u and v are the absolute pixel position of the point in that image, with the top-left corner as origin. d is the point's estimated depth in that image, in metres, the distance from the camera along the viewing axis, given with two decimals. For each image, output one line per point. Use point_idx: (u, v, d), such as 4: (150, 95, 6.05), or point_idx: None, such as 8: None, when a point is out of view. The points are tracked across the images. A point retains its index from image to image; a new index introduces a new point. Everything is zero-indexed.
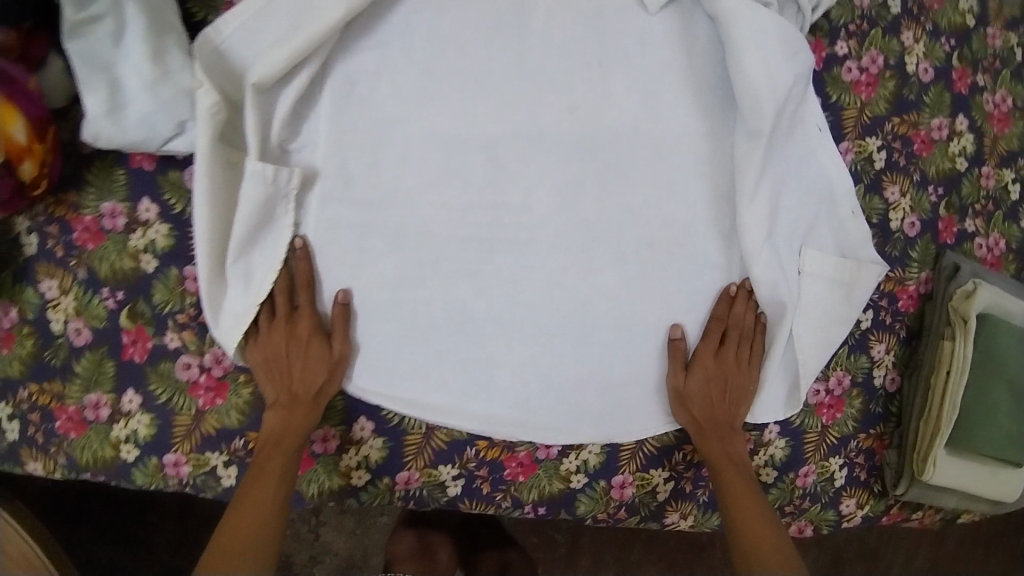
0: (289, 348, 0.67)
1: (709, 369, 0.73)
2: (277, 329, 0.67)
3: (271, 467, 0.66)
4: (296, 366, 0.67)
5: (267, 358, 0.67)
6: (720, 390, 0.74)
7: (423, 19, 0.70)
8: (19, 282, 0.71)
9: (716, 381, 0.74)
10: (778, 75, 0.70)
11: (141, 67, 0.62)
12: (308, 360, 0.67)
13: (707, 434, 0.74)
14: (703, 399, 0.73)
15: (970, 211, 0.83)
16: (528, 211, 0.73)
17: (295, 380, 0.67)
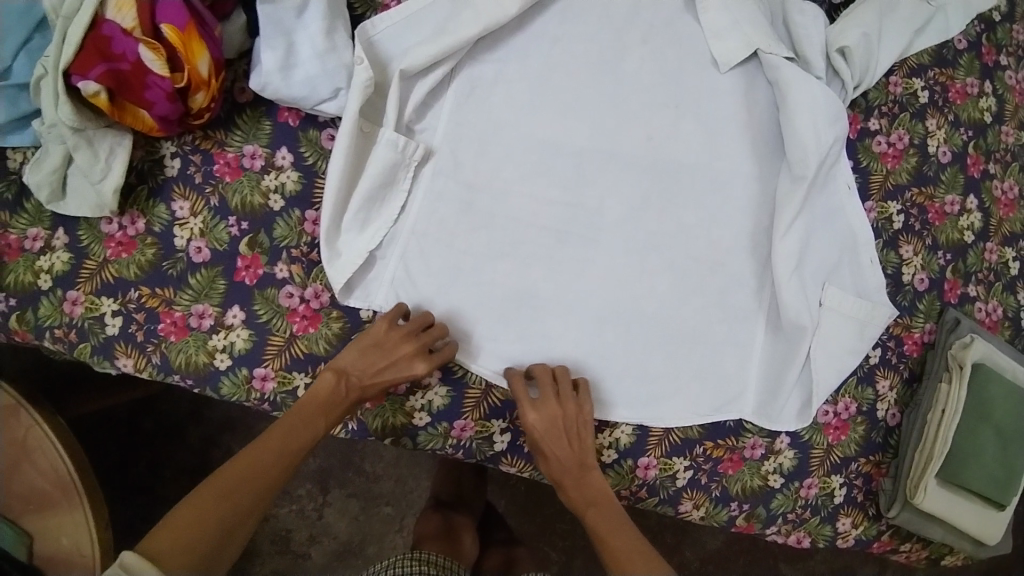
0: (382, 361, 0.76)
1: (552, 408, 0.78)
2: (404, 341, 0.76)
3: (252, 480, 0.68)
4: (382, 373, 0.76)
5: (367, 353, 0.76)
6: (568, 426, 0.78)
7: (539, 44, 0.85)
8: (154, 197, 0.82)
9: (551, 418, 0.77)
10: (823, 133, 0.83)
11: (316, 39, 0.77)
12: (393, 372, 0.76)
13: (567, 473, 0.78)
14: (546, 434, 0.77)
15: (973, 278, 0.97)
16: (601, 214, 0.85)
17: (367, 385, 0.76)
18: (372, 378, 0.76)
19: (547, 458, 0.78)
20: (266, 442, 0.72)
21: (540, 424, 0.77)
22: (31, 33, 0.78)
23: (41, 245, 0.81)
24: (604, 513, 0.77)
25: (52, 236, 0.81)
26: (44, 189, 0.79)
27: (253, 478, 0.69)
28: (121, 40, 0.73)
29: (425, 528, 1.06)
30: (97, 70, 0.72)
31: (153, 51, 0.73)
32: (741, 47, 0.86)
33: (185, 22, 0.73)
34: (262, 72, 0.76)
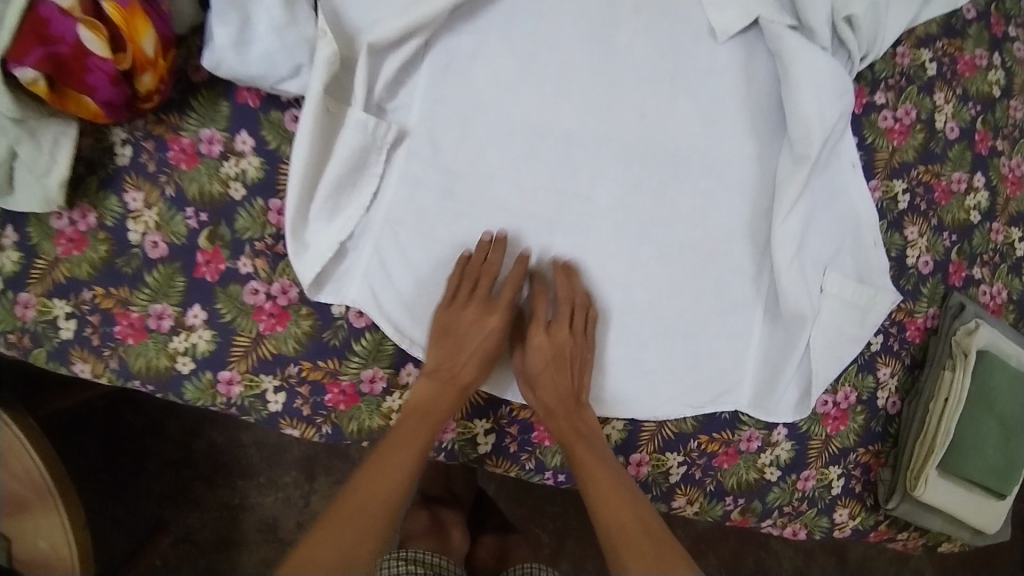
0: (468, 326, 0.75)
1: (564, 337, 0.76)
2: (467, 305, 0.75)
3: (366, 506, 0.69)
4: (469, 342, 0.75)
5: (448, 325, 0.75)
6: (569, 362, 0.77)
7: (522, 14, 0.78)
8: (105, 188, 0.75)
9: (560, 344, 0.76)
10: (828, 108, 0.78)
11: (273, 10, 0.69)
12: (479, 340, 0.75)
13: (560, 403, 0.76)
14: (549, 361, 0.76)
15: (978, 260, 0.93)
16: (590, 199, 0.79)
17: (459, 361, 0.75)
18: (482, 359, 0.76)
19: (552, 393, 0.76)
20: (396, 447, 0.72)
21: (542, 351, 0.76)
22: None
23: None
24: (591, 449, 0.75)
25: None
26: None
27: (351, 521, 0.67)
28: (59, 20, 0.65)
29: (412, 526, 1.02)
30: (33, 55, 0.64)
31: (95, 30, 0.65)
32: (739, 15, 0.79)
33: None
34: (214, 48, 0.68)
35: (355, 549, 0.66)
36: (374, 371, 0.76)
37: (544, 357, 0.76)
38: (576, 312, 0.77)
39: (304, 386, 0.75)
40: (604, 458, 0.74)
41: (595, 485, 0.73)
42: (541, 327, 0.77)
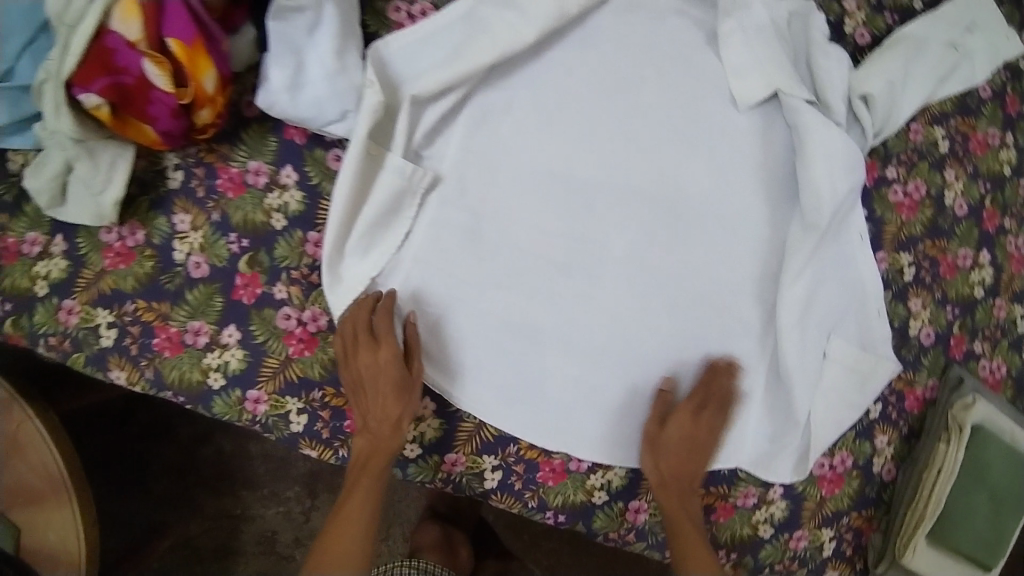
0: (369, 369, 0.76)
1: (682, 419, 0.81)
2: (359, 347, 0.76)
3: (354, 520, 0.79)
4: (378, 381, 0.76)
5: (356, 377, 0.76)
6: (681, 447, 0.81)
7: (555, 75, 0.84)
8: (155, 209, 0.80)
9: (683, 430, 0.81)
10: (839, 183, 0.82)
11: (326, 57, 0.74)
12: (387, 375, 0.76)
13: (680, 479, 0.81)
14: (680, 444, 0.81)
15: (980, 334, 0.95)
16: (606, 252, 0.84)
17: (381, 400, 0.76)
18: (384, 391, 0.76)
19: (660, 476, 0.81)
20: (355, 488, 0.78)
21: (674, 433, 0.81)
22: (36, 33, 0.75)
23: (38, 249, 0.80)
24: (679, 517, 0.81)
25: (48, 241, 0.80)
26: (43, 194, 0.77)
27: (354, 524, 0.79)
28: (123, 52, 0.70)
29: (422, 538, 1.08)
30: (99, 83, 0.70)
31: (158, 64, 0.70)
32: (760, 88, 0.84)
33: (192, 37, 0.70)
34: (269, 90, 0.74)
35: (360, 542, 0.78)
36: None
37: (664, 446, 0.81)
38: (713, 399, 0.82)
39: (325, 410, 0.80)
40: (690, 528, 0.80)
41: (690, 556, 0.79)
42: (661, 415, 0.82)
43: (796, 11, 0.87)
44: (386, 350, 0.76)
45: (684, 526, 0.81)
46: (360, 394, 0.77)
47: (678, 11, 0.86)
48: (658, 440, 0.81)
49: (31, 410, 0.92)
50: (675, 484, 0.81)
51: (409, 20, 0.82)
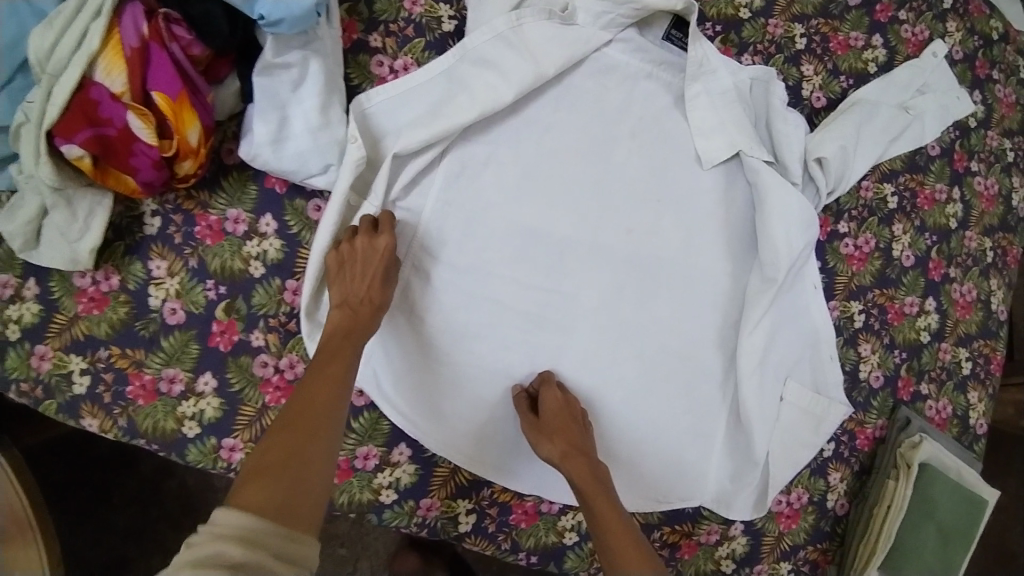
0: (358, 258, 0.77)
1: (556, 401, 0.82)
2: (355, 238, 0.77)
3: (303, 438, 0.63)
4: (368, 269, 0.77)
5: (342, 264, 0.77)
6: (567, 425, 0.81)
7: (533, 132, 0.88)
8: (131, 255, 0.80)
9: (558, 407, 0.81)
10: (794, 240, 0.89)
11: (310, 114, 0.77)
12: (374, 261, 0.77)
13: (578, 464, 0.79)
14: (556, 420, 0.81)
15: (926, 376, 1.02)
16: (579, 302, 0.88)
17: (370, 287, 0.76)
18: (371, 274, 0.77)
19: (556, 457, 0.79)
20: (305, 390, 0.67)
21: (551, 410, 0.81)
22: (15, 73, 0.74)
23: (8, 292, 0.77)
24: (591, 492, 0.77)
25: (20, 284, 0.78)
26: (15, 237, 0.75)
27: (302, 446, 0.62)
28: (107, 103, 0.69)
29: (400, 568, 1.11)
30: (81, 134, 0.68)
31: (143, 118, 0.69)
32: (722, 148, 0.91)
33: (178, 91, 0.69)
34: (253, 143, 0.76)
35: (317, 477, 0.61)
36: (368, 448, 0.81)
37: (546, 430, 0.80)
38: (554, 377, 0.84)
39: None
40: (600, 500, 0.76)
41: (608, 534, 0.74)
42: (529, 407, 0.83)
43: (758, 75, 0.94)
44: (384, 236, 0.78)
45: (607, 514, 0.75)
46: (346, 280, 0.76)
47: (648, 75, 0.92)
48: (531, 425, 0.81)
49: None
50: (580, 461, 0.79)
51: (390, 76, 0.86)
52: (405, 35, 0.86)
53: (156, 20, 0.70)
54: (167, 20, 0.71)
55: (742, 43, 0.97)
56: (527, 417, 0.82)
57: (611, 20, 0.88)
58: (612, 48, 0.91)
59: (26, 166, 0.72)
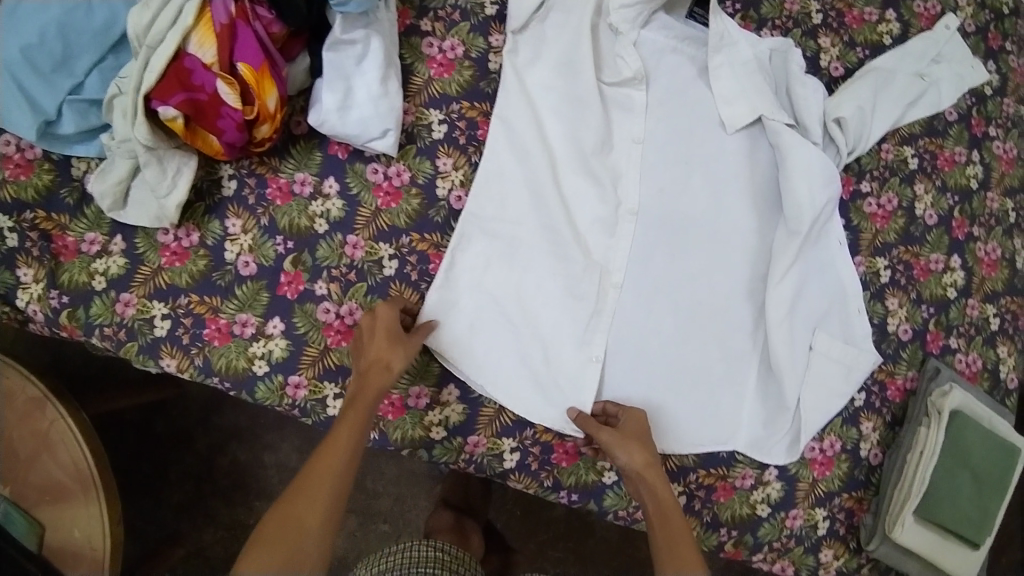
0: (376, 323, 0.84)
1: (635, 422, 0.86)
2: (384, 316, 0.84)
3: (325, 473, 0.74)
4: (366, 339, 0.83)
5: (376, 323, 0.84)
6: (645, 440, 0.84)
7: (568, 99, 0.95)
8: (209, 214, 0.89)
9: (634, 425, 0.86)
10: (817, 194, 0.95)
11: (372, 84, 0.86)
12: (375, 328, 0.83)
13: (654, 480, 0.81)
14: (633, 437, 0.84)
15: (955, 331, 1.05)
16: (615, 256, 0.93)
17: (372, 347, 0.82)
18: (377, 342, 0.82)
19: (637, 467, 0.81)
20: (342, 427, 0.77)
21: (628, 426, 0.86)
22: (105, 54, 0.86)
23: (96, 248, 0.88)
24: (664, 505, 0.80)
25: (108, 241, 0.89)
26: (106, 196, 0.85)
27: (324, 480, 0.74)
28: (200, 72, 0.78)
29: (438, 522, 1.15)
30: (176, 98, 0.77)
31: (229, 85, 0.78)
32: (746, 113, 0.98)
33: (260, 62, 0.79)
34: (321, 110, 0.84)
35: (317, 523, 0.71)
36: (420, 388, 0.88)
37: (622, 438, 0.83)
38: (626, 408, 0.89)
39: None
40: (676, 518, 0.78)
41: (681, 555, 0.75)
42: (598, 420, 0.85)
43: (776, 47, 1.00)
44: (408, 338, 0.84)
45: (675, 534, 0.77)
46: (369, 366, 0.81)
47: (673, 50, 1.00)
48: (613, 436, 0.83)
49: (66, 410, 1.01)
50: (655, 473, 0.81)
51: (439, 54, 0.95)
52: (452, 18, 0.96)
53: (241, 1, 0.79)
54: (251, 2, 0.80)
55: (761, 19, 1.04)
56: (609, 431, 0.84)
57: (640, 16, 0.97)
58: (644, 36, 0.99)
59: (122, 130, 0.82)
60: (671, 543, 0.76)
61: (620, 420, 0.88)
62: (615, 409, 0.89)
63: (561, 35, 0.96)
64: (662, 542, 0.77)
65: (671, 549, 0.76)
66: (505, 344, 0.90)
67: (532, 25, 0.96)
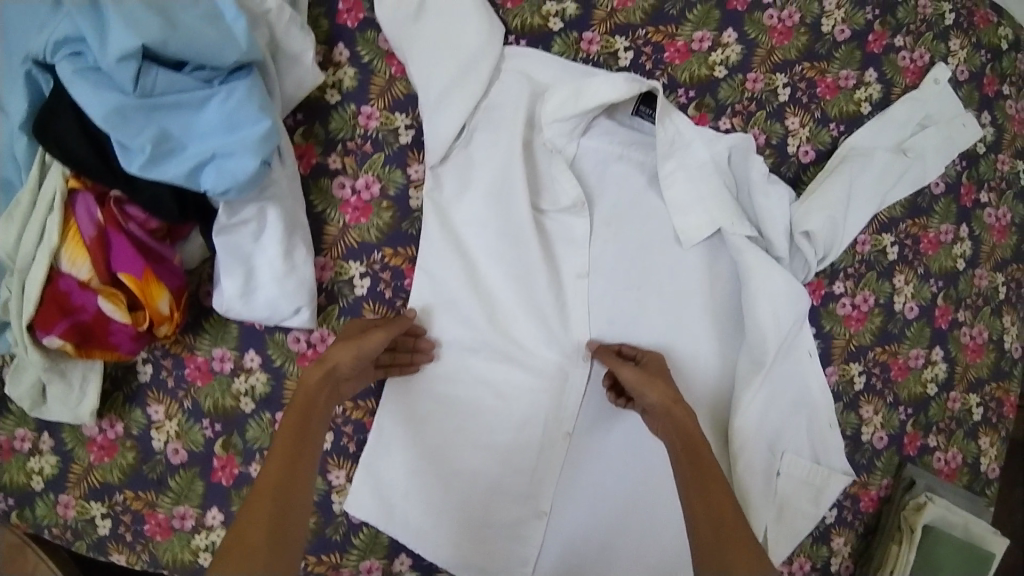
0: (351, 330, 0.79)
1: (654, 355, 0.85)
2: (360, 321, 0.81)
3: (267, 490, 0.68)
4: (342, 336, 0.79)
5: (355, 325, 0.80)
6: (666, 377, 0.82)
7: (501, 233, 0.85)
8: (130, 402, 0.86)
9: (657, 362, 0.84)
10: (781, 316, 0.86)
11: (274, 262, 0.77)
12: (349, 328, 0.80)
13: (682, 415, 0.79)
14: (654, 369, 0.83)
15: (934, 428, 1.00)
16: (560, 404, 0.87)
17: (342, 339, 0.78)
18: (345, 336, 0.78)
19: (665, 403, 0.79)
20: (287, 429, 0.72)
21: (649, 360, 0.85)
22: None
23: (28, 446, 0.87)
24: (694, 447, 0.77)
25: (36, 437, 0.87)
26: (27, 398, 0.80)
27: (274, 492, 0.68)
28: (78, 292, 0.72)
29: None
30: (59, 326, 0.72)
31: (113, 300, 0.72)
32: (703, 225, 0.87)
33: (141, 269, 0.71)
34: (223, 296, 0.77)
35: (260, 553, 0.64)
36: (371, 562, 0.88)
37: (645, 377, 0.81)
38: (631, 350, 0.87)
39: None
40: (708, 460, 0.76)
41: (714, 501, 0.74)
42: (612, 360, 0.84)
43: (737, 143, 0.88)
44: (381, 335, 0.78)
45: (711, 473, 0.75)
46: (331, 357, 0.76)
47: (617, 157, 0.89)
48: (636, 374, 0.81)
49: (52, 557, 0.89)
50: (681, 409, 0.79)
51: (353, 196, 0.84)
52: (363, 151, 0.84)
53: (107, 204, 0.71)
54: (119, 200, 0.71)
55: (719, 106, 0.91)
56: (632, 369, 0.81)
57: (577, 128, 0.85)
58: (585, 146, 0.88)
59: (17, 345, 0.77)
60: (703, 492, 0.75)
61: (641, 359, 0.86)
62: (634, 349, 0.87)
63: (489, 159, 0.85)
64: (692, 478, 0.76)
65: (704, 493, 0.75)
66: (452, 504, 0.87)
67: (454, 153, 0.84)
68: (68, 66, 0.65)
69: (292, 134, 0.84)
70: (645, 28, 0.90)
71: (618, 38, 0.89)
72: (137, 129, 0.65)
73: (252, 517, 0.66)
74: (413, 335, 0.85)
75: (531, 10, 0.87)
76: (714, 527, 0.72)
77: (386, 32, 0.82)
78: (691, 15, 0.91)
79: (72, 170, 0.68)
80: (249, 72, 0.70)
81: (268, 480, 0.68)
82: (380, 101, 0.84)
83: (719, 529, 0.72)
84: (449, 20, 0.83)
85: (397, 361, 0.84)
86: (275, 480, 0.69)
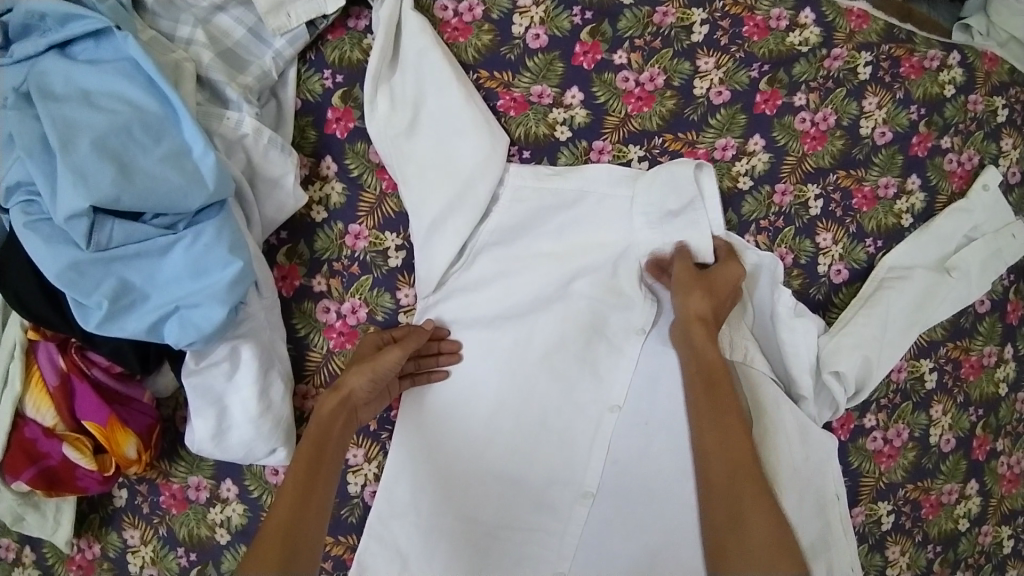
0: (371, 345, 0.75)
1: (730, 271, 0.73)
2: (378, 337, 0.76)
3: (303, 488, 0.65)
4: (362, 351, 0.75)
5: (375, 343, 0.76)
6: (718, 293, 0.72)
7: (500, 356, 0.79)
8: (106, 525, 0.82)
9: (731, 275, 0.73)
10: (790, 456, 0.78)
11: (248, 402, 0.71)
12: (368, 344, 0.75)
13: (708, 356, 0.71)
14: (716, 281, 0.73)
15: (963, 564, 0.91)
16: (556, 546, 0.80)
17: (361, 355, 0.75)
18: (363, 352, 0.75)
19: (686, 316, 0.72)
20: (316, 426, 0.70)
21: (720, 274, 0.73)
22: None
23: (9, 557, 0.83)
24: (727, 434, 0.67)
25: (19, 547, 0.83)
26: (6, 514, 0.76)
27: (306, 489, 0.65)
28: (44, 438, 0.71)
29: None
30: (26, 474, 0.70)
31: (79, 446, 0.71)
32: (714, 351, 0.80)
33: (106, 416, 0.70)
34: (195, 437, 0.73)
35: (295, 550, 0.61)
36: None
37: (697, 313, 0.72)
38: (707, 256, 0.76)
39: None
40: (748, 467, 0.65)
41: (731, 444, 0.66)
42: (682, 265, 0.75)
43: (762, 263, 0.80)
44: (393, 351, 0.73)
45: (727, 433, 0.67)
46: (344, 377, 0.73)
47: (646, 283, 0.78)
48: (691, 276, 0.73)
49: None
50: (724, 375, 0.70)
51: (338, 320, 0.78)
52: (350, 273, 0.78)
53: (70, 352, 0.70)
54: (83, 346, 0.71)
55: (742, 222, 0.83)
56: (689, 270, 0.74)
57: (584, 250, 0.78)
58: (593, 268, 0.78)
59: None
60: (732, 478, 0.65)
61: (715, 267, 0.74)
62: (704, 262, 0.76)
63: (489, 280, 0.78)
64: (711, 424, 0.68)
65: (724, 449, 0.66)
66: None
67: (451, 278, 0.78)
68: (21, 215, 0.64)
69: (275, 253, 0.78)
70: (661, 135, 0.81)
71: (631, 147, 0.81)
72: (95, 284, 0.63)
73: (277, 520, 0.63)
74: (438, 338, 0.78)
75: (535, 118, 0.80)
76: (728, 500, 0.64)
77: (376, 146, 0.77)
78: (713, 120, 0.82)
79: (33, 322, 0.66)
80: (216, 211, 0.67)
81: (301, 473, 0.66)
82: (369, 218, 0.78)
83: (741, 549, 0.61)
84: (444, 133, 0.76)
85: (425, 369, 0.78)
86: (300, 485, 0.65)
